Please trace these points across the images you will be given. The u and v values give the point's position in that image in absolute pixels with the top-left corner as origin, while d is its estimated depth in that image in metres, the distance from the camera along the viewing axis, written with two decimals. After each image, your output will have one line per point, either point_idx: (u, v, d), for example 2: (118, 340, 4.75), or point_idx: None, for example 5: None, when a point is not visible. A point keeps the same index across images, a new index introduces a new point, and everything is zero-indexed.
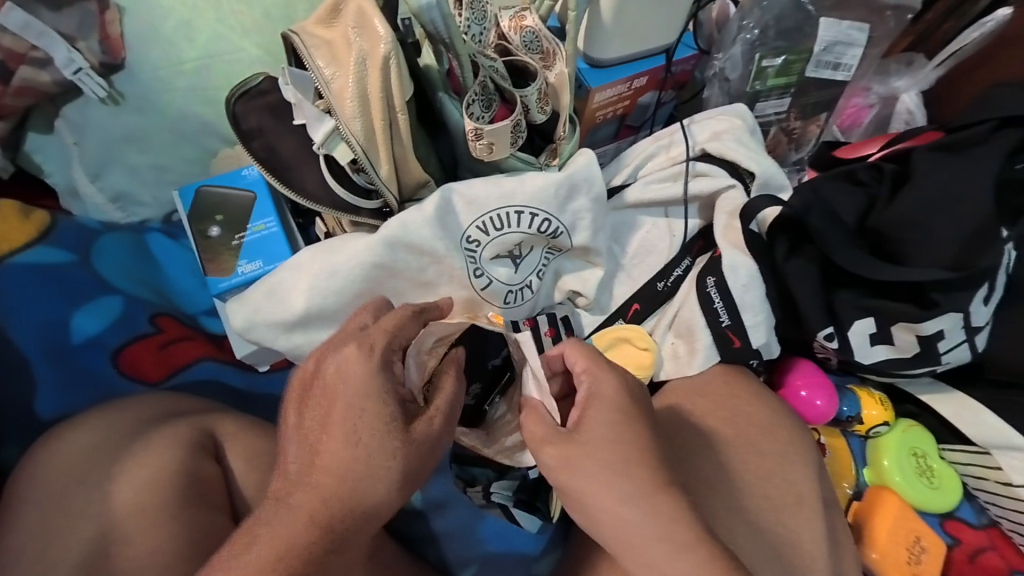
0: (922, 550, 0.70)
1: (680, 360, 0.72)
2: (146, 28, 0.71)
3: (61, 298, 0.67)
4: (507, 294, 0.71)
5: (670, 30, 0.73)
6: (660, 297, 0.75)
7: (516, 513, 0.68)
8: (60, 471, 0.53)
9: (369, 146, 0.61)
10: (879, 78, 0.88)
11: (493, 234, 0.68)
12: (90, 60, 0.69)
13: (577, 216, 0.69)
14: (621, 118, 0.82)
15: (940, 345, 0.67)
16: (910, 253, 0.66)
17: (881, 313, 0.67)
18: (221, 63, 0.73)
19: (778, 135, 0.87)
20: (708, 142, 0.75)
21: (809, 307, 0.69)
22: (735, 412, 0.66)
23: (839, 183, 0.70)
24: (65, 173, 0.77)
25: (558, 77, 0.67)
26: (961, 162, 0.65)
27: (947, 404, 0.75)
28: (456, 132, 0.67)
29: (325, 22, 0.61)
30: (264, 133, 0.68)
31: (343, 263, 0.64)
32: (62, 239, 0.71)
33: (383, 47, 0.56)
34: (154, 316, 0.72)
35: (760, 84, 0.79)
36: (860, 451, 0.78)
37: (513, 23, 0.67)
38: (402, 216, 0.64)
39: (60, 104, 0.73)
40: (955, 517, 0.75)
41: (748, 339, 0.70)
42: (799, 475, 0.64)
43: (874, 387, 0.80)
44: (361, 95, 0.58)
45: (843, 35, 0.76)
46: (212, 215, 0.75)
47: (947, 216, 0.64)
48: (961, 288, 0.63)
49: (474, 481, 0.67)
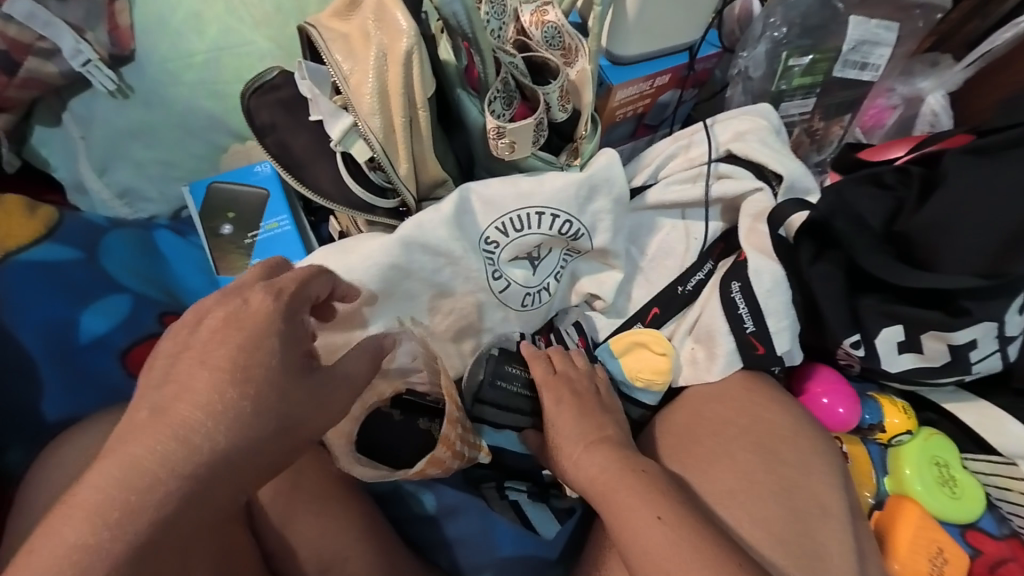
0: (943, 561, 0.69)
1: (698, 365, 0.70)
2: (156, 21, 0.68)
3: (67, 297, 0.65)
4: (524, 297, 0.70)
5: (694, 27, 0.71)
6: (679, 300, 0.73)
7: (529, 512, 0.68)
8: (70, 477, 0.52)
9: (388, 144, 0.59)
10: (903, 79, 0.87)
11: (512, 235, 0.66)
12: (98, 52, 0.67)
13: (597, 217, 0.68)
14: (640, 117, 0.80)
15: (970, 355, 0.66)
16: (942, 257, 0.64)
17: (909, 321, 0.65)
18: (231, 57, 0.71)
19: (800, 136, 0.85)
20: (732, 143, 0.73)
21: (833, 313, 0.67)
22: (756, 420, 0.66)
23: (863, 187, 0.68)
24: (72, 168, 0.75)
25: (579, 74, 0.65)
26: (998, 166, 0.63)
27: (970, 412, 0.75)
28: (475, 130, 0.65)
29: (342, 15, 0.60)
30: (277, 129, 0.66)
31: (359, 265, 0.62)
32: (68, 236, 0.69)
33: (404, 41, 0.54)
34: (161, 316, 0.69)
35: (785, 83, 0.77)
36: (880, 460, 0.77)
37: (534, 18, 0.66)
38: (418, 215, 0.62)
39: (67, 97, 0.71)
40: (976, 528, 0.73)
41: (772, 345, 0.68)
42: (822, 484, 0.62)
43: (896, 395, 0.78)
44: (381, 90, 0.57)
45: (870, 34, 0.74)
46: (223, 212, 0.73)
47: (981, 222, 0.62)
48: (993, 296, 0.62)
49: (484, 480, 0.71)
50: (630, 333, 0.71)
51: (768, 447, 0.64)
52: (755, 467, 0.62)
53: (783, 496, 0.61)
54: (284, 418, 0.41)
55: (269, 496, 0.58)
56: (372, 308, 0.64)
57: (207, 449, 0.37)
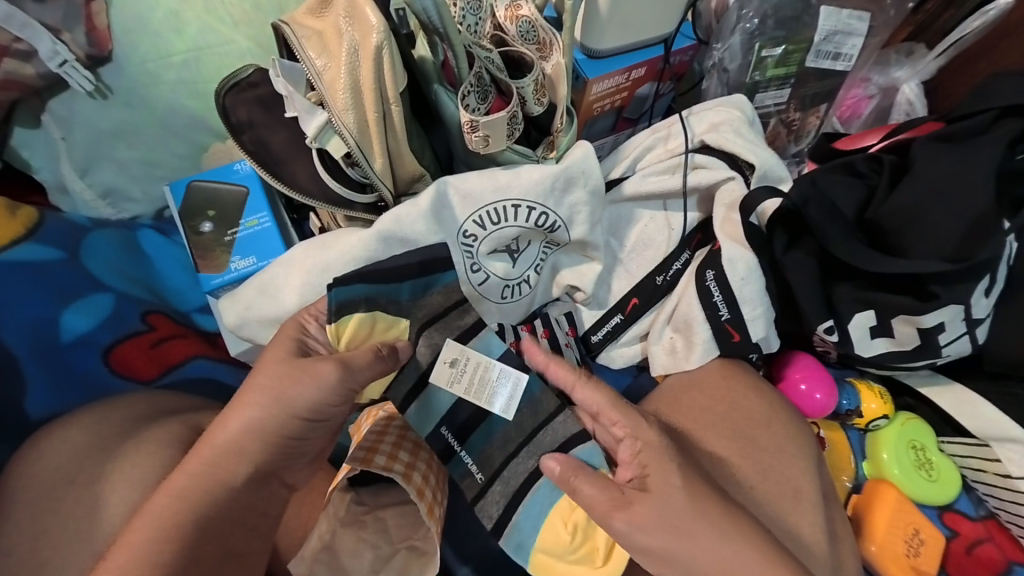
0: (920, 542, 0.70)
1: (677, 354, 0.72)
2: (133, 19, 0.68)
3: (49, 297, 0.66)
4: (504, 289, 0.70)
5: (667, 20, 0.72)
6: (659, 292, 0.75)
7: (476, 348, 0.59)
8: (50, 474, 0.52)
9: (362, 139, 0.59)
10: (879, 69, 0.88)
11: (490, 228, 0.67)
12: (75, 52, 0.66)
13: (574, 209, 0.68)
14: (619, 110, 0.81)
15: (939, 338, 0.67)
16: (912, 244, 0.65)
17: (880, 306, 0.67)
18: (211, 57, 0.71)
19: (777, 127, 0.86)
20: (706, 134, 0.74)
21: (808, 301, 0.68)
22: (733, 407, 0.67)
23: (838, 175, 0.69)
24: (54, 169, 0.75)
25: (554, 68, 0.66)
26: (962, 153, 0.65)
27: (945, 397, 0.75)
28: (452, 125, 0.66)
29: (316, 13, 0.60)
30: (254, 126, 0.66)
31: (337, 258, 0.63)
32: (50, 236, 0.70)
33: (375, 37, 0.55)
34: (145, 314, 0.72)
35: (759, 75, 0.79)
36: (859, 445, 0.78)
37: (508, 13, 0.66)
38: (396, 213, 0.63)
39: (46, 98, 0.71)
40: (953, 509, 0.75)
41: (747, 333, 0.69)
42: (796, 470, 0.64)
43: (873, 380, 0.79)
44: (353, 86, 0.57)
45: (843, 24, 0.75)
46: (203, 211, 0.73)
47: (947, 208, 0.64)
48: (960, 279, 0.64)
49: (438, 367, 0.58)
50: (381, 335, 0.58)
51: (742, 433, 0.65)
52: (729, 453, 0.64)
53: (758, 481, 0.62)
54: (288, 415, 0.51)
55: None
56: None
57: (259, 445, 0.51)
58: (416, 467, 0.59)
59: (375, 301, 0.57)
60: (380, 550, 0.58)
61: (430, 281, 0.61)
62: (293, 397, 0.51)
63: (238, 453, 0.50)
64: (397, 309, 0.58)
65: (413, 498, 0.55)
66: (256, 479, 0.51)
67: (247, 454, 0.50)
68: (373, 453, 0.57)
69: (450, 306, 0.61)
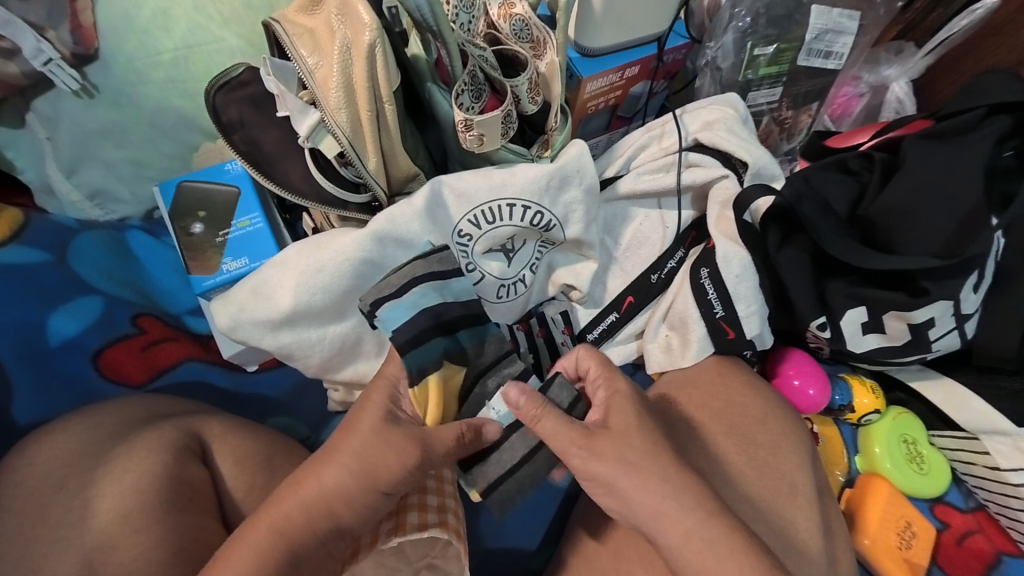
0: (911, 535, 0.71)
1: (673, 352, 0.72)
2: (119, 17, 0.67)
3: (36, 299, 0.65)
4: (501, 288, 0.70)
5: (661, 18, 0.72)
6: (654, 290, 0.75)
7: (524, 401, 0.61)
8: (38, 482, 0.51)
9: (356, 138, 0.59)
10: (869, 67, 0.89)
11: (485, 228, 0.67)
12: (60, 50, 0.65)
13: (569, 207, 0.68)
14: (613, 109, 0.81)
15: (930, 333, 0.68)
16: (902, 240, 0.66)
17: (872, 302, 0.68)
18: (201, 55, 0.70)
19: (770, 125, 0.87)
20: (700, 132, 0.75)
21: (800, 297, 0.69)
22: (728, 403, 0.67)
23: (829, 172, 0.70)
24: (40, 170, 0.74)
25: (548, 66, 0.65)
26: (952, 150, 0.65)
27: (935, 391, 0.77)
28: (446, 123, 0.65)
29: (308, 11, 0.60)
30: (245, 126, 0.66)
31: (331, 259, 0.62)
32: (37, 239, 0.69)
33: (367, 34, 0.54)
34: (135, 316, 0.71)
35: (752, 73, 0.79)
36: (852, 439, 0.79)
37: (502, 11, 0.65)
38: (451, 270, 0.62)
39: (30, 97, 0.69)
40: (943, 501, 0.76)
41: (742, 330, 0.70)
42: (790, 465, 0.64)
43: (866, 376, 0.80)
44: (346, 84, 0.56)
45: (834, 23, 0.76)
46: (194, 211, 0.72)
47: (937, 204, 0.64)
48: (951, 275, 0.64)
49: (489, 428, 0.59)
50: (431, 376, 0.56)
51: (738, 429, 0.65)
52: (728, 450, 0.64)
53: (754, 477, 0.63)
54: (361, 465, 0.49)
55: (244, 492, 0.59)
56: (343, 304, 0.64)
57: (314, 490, 0.48)
58: (447, 509, 0.59)
59: (449, 354, 0.59)
60: (401, 571, 0.57)
61: (483, 330, 0.63)
62: (357, 453, 0.49)
63: (327, 508, 0.48)
64: (461, 357, 0.60)
65: (456, 541, 0.56)
66: (334, 535, 0.49)
67: (337, 515, 0.48)
68: (404, 516, 0.56)
69: (497, 358, 0.63)
